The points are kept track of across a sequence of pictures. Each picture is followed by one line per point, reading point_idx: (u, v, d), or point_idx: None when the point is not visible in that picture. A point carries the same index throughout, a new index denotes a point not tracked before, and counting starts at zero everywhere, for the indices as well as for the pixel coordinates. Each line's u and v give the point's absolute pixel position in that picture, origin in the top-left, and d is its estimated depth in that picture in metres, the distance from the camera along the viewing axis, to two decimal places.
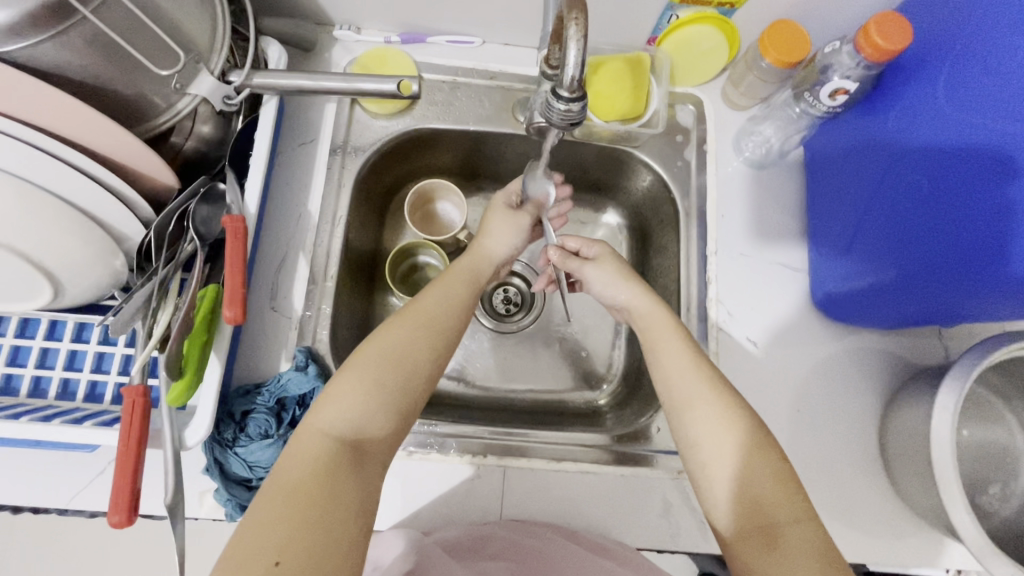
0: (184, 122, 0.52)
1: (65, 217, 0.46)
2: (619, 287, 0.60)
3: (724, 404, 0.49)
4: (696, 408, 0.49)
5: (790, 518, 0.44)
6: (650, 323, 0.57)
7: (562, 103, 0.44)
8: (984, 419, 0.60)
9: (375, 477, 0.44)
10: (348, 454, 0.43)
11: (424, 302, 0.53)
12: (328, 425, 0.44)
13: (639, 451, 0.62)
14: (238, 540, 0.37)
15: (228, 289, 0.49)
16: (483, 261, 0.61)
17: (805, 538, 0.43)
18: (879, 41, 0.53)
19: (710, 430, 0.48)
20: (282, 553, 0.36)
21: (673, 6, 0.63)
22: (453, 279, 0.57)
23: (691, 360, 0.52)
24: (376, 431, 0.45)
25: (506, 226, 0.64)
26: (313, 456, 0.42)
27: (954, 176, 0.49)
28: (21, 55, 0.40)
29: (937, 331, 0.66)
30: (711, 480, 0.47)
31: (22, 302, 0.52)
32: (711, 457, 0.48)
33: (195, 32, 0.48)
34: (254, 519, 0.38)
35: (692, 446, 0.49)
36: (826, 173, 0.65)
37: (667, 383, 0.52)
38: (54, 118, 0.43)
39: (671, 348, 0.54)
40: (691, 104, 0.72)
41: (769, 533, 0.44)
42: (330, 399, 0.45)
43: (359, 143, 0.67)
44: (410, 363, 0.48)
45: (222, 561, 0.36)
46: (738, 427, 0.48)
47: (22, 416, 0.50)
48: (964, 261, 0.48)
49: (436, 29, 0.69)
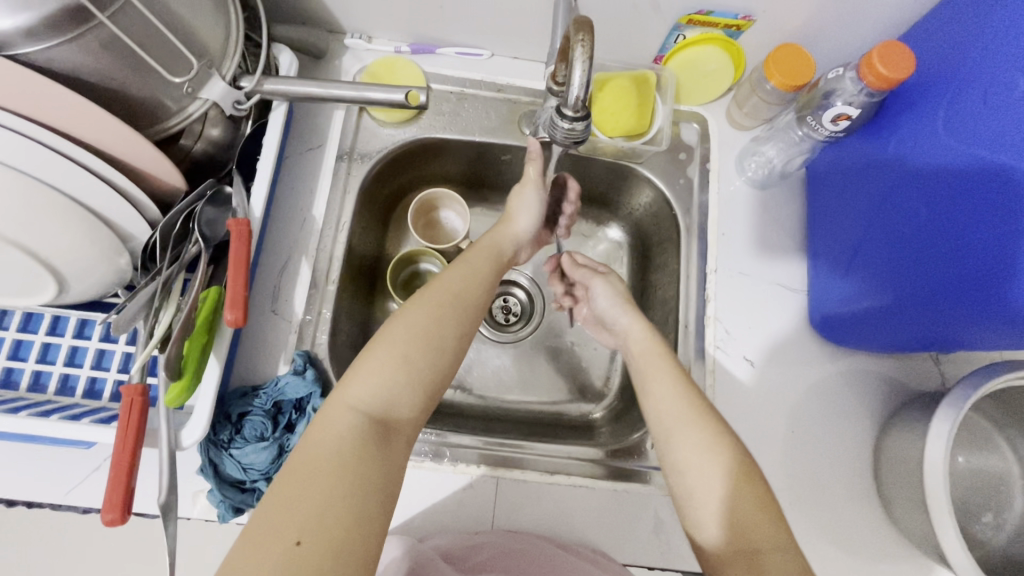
0: (194, 125, 0.53)
1: (73, 215, 0.46)
2: (622, 313, 0.62)
3: (709, 431, 0.49)
4: (685, 434, 0.50)
5: (775, 545, 0.44)
6: (643, 352, 0.58)
7: (566, 122, 0.45)
8: (978, 447, 0.60)
9: (400, 455, 0.44)
10: (376, 431, 0.43)
11: (449, 279, 0.53)
12: (355, 400, 0.44)
13: (632, 467, 0.62)
14: (258, 519, 0.37)
15: (231, 292, 0.49)
16: (501, 239, 0.61)
17: (787, 566, 0.43)
18: (882, 70, 0.53)
19: (697, 454, 0.48)
20: (304, 532, 0.36)
21: (680, 27, 0.64)
22: (479, 257, 0.57)
23: (677, 390, 0.53)
24: (403, 409, 0.46)
25: (526, 211, 0.62)
26: (341, 433, 0.42)
27: (955, 201, 0.49)
28: (37, 58, 0.41)
29: (934, 356, 0.66)
30: (699, 508, 0.47)
31: (27, 297, 0.52)
32: (698, 483, 0.48)
33: (208, 38, 0.49)
34: (275, 499, 0.38)
35: (677, 471, 0.49)
36: (827, 190, 0.66)
37: (659, 409, 0.52)
38: (68, 120, 0.44)
39: (660, 376, 0.54)
40: (695, 123, 0.72)
41: (753, 559, 0.44)
42: (358, 374, 0.45)
43: (365, 150, 0.68)
44: (436, 341, 0.49)
45: (245, 538, 0.36)
46: (725, 452, 0.48)
47: (20, 410, 0.51)
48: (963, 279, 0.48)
49: (446, 40, 0.70)
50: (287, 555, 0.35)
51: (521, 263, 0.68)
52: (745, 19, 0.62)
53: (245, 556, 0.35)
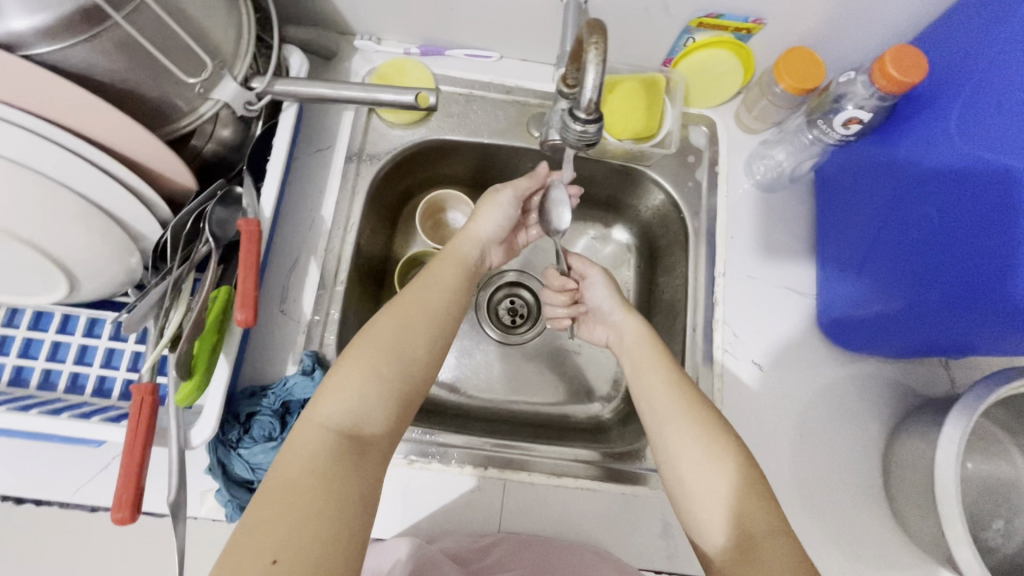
0: (206, 125, 0.53)
1: (85, 214, 0.47)
2: (617, 308, 0.63)
3: (707, 433, 0.49)
4: (673, 425, 0.50)
5: (767, 531, 0.44)
6: (637, 343, 0.59)
7: (579, 124, 0.46)
8: (989, 453, 0.60)
9: (376, 468, 0.44)
10: (348, 446, 0.43)
11: (414, 293, 0.54)
12: (325, 417, 0.44)
13: (627, 469, 0.62)
14: (239, 539, 0.37)
15: (240, 292, 0.50)
16: (468, 243, 0.61)
17: (781, 552, 0.42)
18: (895, 74, 0.53)
19: (697, 455, 0.48)
20: (279, 551, 0.36)
21: (691, 29, 0.64)
22: (446, 268, 0.57)
23: (670, 381, 0.53)
24: (376, 422, 0.46)
25: (487, 207, 0.63)
26: (313, 450, 0.42)
27: (963, 209, 0.49)
28: (53, 57, 0.41)
29: (943, 361, 0.66)
30: (692, 501, 0.47)
31: (39, 295, 0.53)
32: (690, 472, 0.48)
33: (221, 38, 0.49)
34: (253, 518, 0.38)
35: (671, 462, 0.49)
36: (837, 194, 0.65)
37: (650, 399, 0.53)
38: (82, 119, 0.44)
39: (653, 365, 0.55)
40: (704, 126, 0.72)
41: (747, 545, 0.43)
42: (327, 393, 0.46)
43: (374, 151, 0.68)
44: (404, 354, 0.49)
45: (223, 559, 0.37)
46: (728, 454, 0.47)
47: (31, 408, 0.51)
48: (971, 291, 0.48)
49: (455, 43, 0.70)
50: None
51: (494, 266, 0.67)
52: (756, 22, 0.62)
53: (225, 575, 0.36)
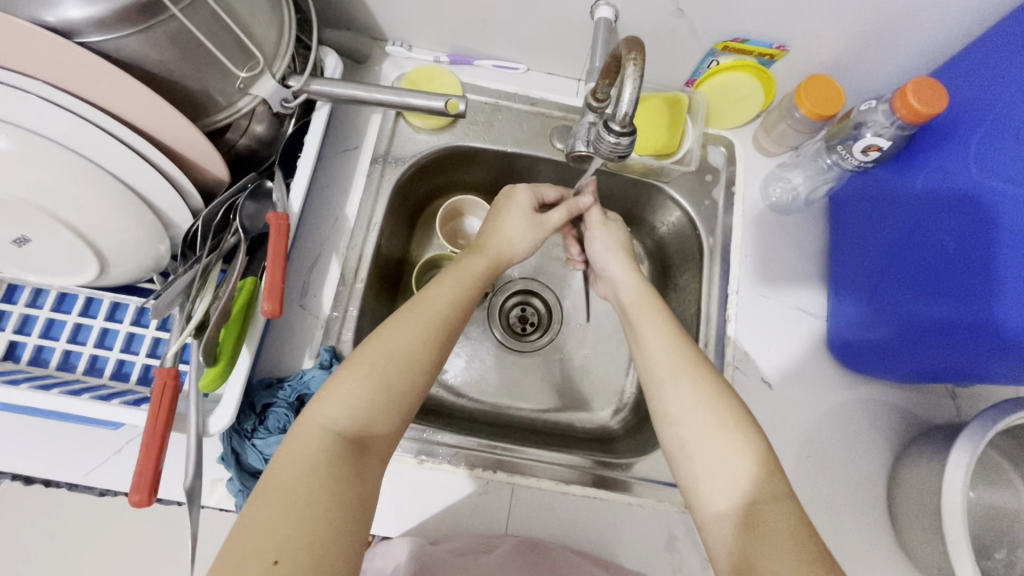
0: (241, 120, 0.55)
1: (122, 199, 0.48)
2: (613, 261, 0.65)
3: (693, 380, 0.52)
4: (675, 385, 0.52)
5: (771, 497, 0.45)
6: (635, 298, 0.61)
7: (613, 136, 0.47)
8: (993, 482, 0.60)
9: (374, 472, 0.45)
10: (349, 450, 0.44)
11: (434, 301, 0.54)
12: (327, 419, 0.45)
13: (616, 478, 0.62)
14: (240, 534, 0.38)
15: (268, 284, 0.50)
16: (494, 259, 0.61)
17: (781, 515, 0.43)
18: (916, 104, 0.55)
19: (692, 410, 0.50)
20: (281, 551, 0.37)
21: (715, 52, 0.66)
22: (462, 280, 0.57)
23: (669, 339, 0.55)
24: (378, 428, 0.46)
25: (525, 228, 0.63)
26: (312, 451, 0.43)
27: (977, 241, 0.51)
28: (107, 47, 0.42)
29: (950, 391, 0.67)
30: (691, 460, 0.48)
31: (67, 277, 0.54)
32: (691, 434, 0.49)
33: (264, 37, 0.50)
34: (250, 519, 0.39)
35: (669, 419, 0.51)
36: (853, 222, 0.67)
37: (648, 358, 0.55)
38: (126, 106, 0.45)
39: (656, 322, 0.57)
40: (722, 146, 0.74)
41: (753, 514, 0.44)
42: (332, 396, 0.46)
43: (400, 154, 0.69)
44: (413, 362, 0.49)
45: (225, 556, 0.37)
46: (707, 402, 0.50)
47: (51, 387, 0.51)
48: (966, 329, 0.50)
49: (484, 54, 0.72)
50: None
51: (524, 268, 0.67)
52: (779, 49, 0.64)
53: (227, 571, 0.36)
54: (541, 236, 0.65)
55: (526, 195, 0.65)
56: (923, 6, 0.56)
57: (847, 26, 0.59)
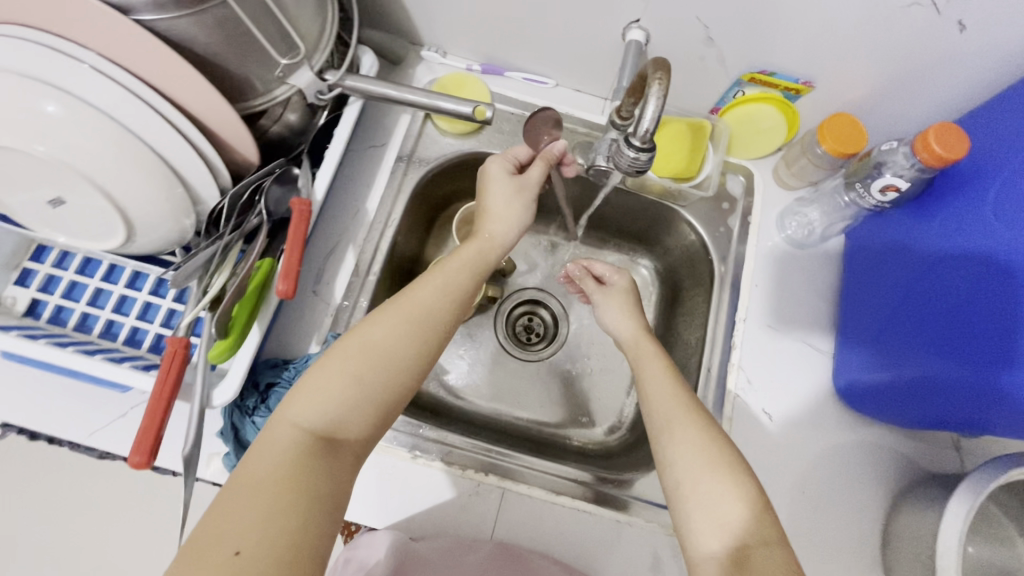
0: (276, 108, 0.57)
1: (157, 171, 0.50)
2: (616, 323, 0.66)
3: (691, 423, 0.51)
4: (673, 433, 0.51)
5: (760, 541, 0.45)
6: (638, 351, 0.61)
7: (632, 151, 0.49)
8: (991, 539, 0.59)
9: (346, 468, 0.45)
10: (321, 446, 0.45)
11: (417, 294, 0.54)
12: (299, 418, 0.45)
13: (611, 494, 0.62)
14: (208, 523, 0.39)
15: (285, 264, 0.52)
16: (489, 245, 0.61)
17: (771, 561, 0.43)
18: (938, 150, 0.55)
19: (688, 458, 0.49)
20: (242, 543, 0.38)
21: (742, 83, 0.67)
22: (455, 271, 0.57)
23: (672, 391, 0.55)
24: (353, 427, 0.47)
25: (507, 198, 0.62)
26: (284, 448, 0.43)
27: (989, 293, 0.51)
28: (160, 25, 0.44)
29: (955, 442, 0.66)
30: (686, 501, 0.48)
31: (94, 242, 0.56)
32: (687, 475, 0.49)
33: (307, 30, 0.53)
34: (220, 507, 0.40)
35: (665, 463, 0.51)
36: (865, 264, 0.67)
37: (652, 404, 0.54)
38: (172, 84, 0.47)
39: (657, 377, 0.56)
40: (742, 176, 0.74)
41: (744, 556, 0.44)
42: (302, 393, 0.46)
43: (424, 155, 0.71)
44: (392, 360, 0.49)
45: (188, 547, 0.38)
46: (705, 444, 0.50)
47: (66, 345, 0.53)
48: (968, 379, 0.50)
49: (515, 66, 0.74)
50: (225, 566, 0.37)
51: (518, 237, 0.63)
52: (806, 84, 0.65)
53: (189, 562, 0.37)
54: (528, 202, 0.63)
55: (497, 164, 0.63)
56: (951, 54, 0.56)
57: (875, 67, 0.60)
